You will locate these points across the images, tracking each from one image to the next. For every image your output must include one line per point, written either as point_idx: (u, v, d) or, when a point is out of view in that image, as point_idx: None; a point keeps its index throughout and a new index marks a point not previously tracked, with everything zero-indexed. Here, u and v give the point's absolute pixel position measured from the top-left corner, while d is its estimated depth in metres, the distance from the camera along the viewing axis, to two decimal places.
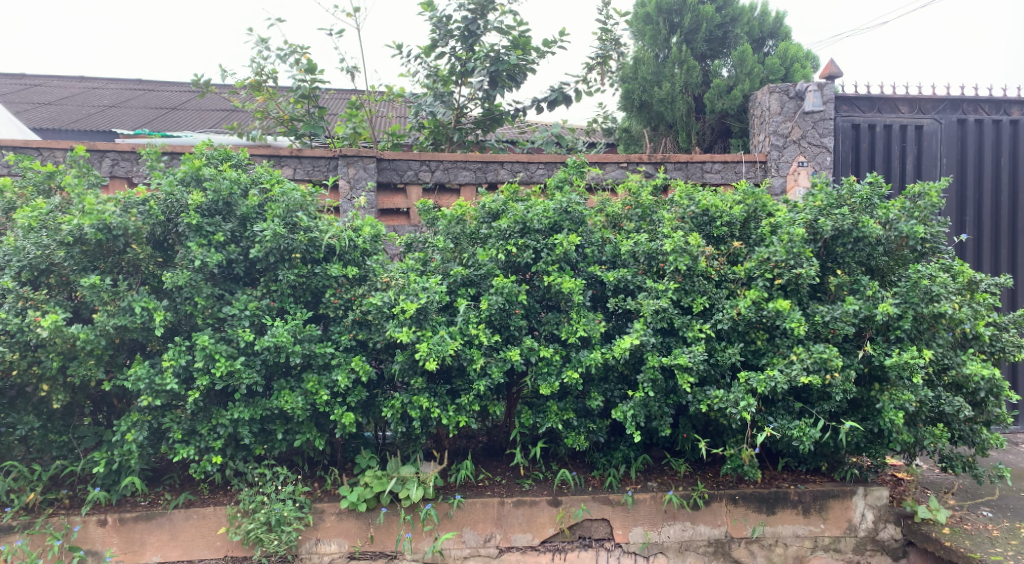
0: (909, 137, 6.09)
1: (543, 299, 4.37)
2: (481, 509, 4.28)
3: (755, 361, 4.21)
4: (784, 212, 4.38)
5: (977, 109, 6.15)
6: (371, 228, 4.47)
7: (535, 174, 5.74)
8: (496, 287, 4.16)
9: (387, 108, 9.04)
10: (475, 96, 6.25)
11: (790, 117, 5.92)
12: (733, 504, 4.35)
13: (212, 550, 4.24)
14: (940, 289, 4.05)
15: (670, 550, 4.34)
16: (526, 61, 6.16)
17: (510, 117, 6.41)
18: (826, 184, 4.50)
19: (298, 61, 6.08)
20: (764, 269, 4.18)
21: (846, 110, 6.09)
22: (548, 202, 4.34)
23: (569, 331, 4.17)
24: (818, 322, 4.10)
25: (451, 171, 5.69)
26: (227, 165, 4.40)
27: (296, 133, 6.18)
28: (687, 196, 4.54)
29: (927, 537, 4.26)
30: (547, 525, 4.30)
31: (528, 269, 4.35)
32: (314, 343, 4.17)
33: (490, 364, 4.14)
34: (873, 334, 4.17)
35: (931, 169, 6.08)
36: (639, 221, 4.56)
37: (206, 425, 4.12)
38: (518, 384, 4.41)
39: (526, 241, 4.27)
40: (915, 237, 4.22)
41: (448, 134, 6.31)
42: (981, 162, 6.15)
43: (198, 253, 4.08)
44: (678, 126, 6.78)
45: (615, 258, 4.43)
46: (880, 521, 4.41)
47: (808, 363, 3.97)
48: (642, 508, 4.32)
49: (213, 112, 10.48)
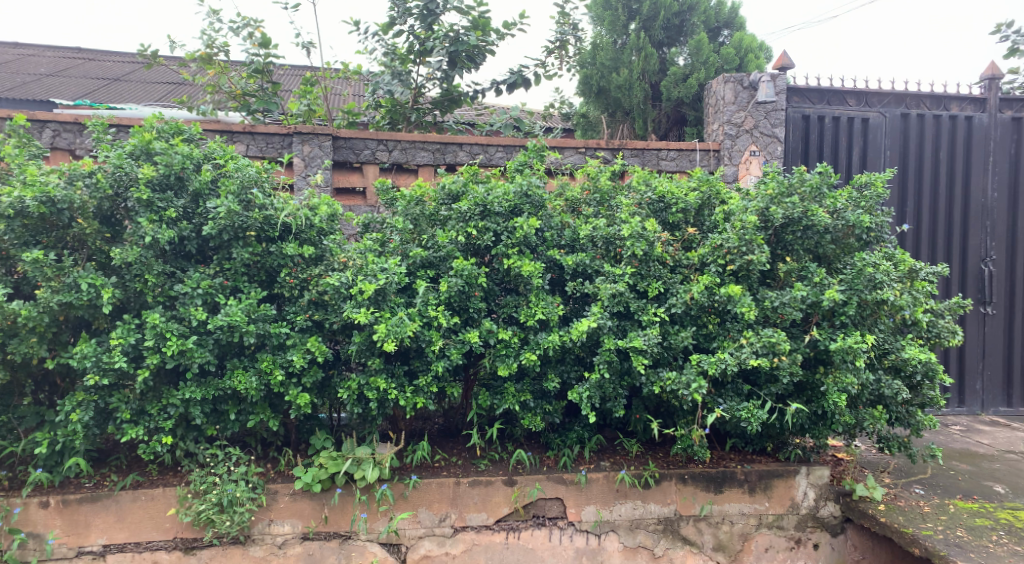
0: (856, 130, 6.30)
1: (502, 281, 4.39)
2: (437, 489, 4.31)
3: (706, 345, 4.33)
4: (736, 200, 4.49)
5: (919, 105, 6.39)
6: (327, 207, 4.41)
7: (494, 157, 5.75)
8: (455, 269, 4.17)
9: (343, 86, 8.89)
10: (433, 76, 6.20)
11: (743, 107, 6.04)
12: (682, 483, 4.47)
13: (161, 532, 4.17)
14: (883, 277, 4.24)
15: (621, 528, 4.45)
16: (486, 43, 6.15)
17: (468, 99, 6.39)
18: (777, 173, 4.62)
19: (252, 35, 5.92)
20: (717, 256, 4.29)
21: (797, 101, 6.25)
22: (509, 185, 4.37)
23: (527, 314, 4.22)
24: (768, 307, 4.23)
25: (409, 151, 5.65)
26: (179, 139, 4.27)
27: (249, 108, 6.03)
28: (644, 182, 4.62)
29: (863, 513, 4.45)
30: (501, 504, 4.36)
31: (487, 252, 4.37)
32: (269, 323, 4.12)
33: (449, 346, 4.16)
34: (818, 319, 4.33)
35: (876, 161, 6.30)
36: (597, 206, 4.62)
37: (157, 405, 4.04)
38: (475, 365, 4.44)
39: (486, 224, 4.26)
40: (860, 226, 4.39)
41: (405, 114, 6.26)
42: (922, 155, 6.39)
43: (148, 229, 3.97)
44: (634, 113, 6.88)
45: (574, 242, 4.49)
46: (821, 499, 4.59)
47: (757, 347, 4.09)
48: (595, 488, 4.41)
49: (159, 85, 10.15)
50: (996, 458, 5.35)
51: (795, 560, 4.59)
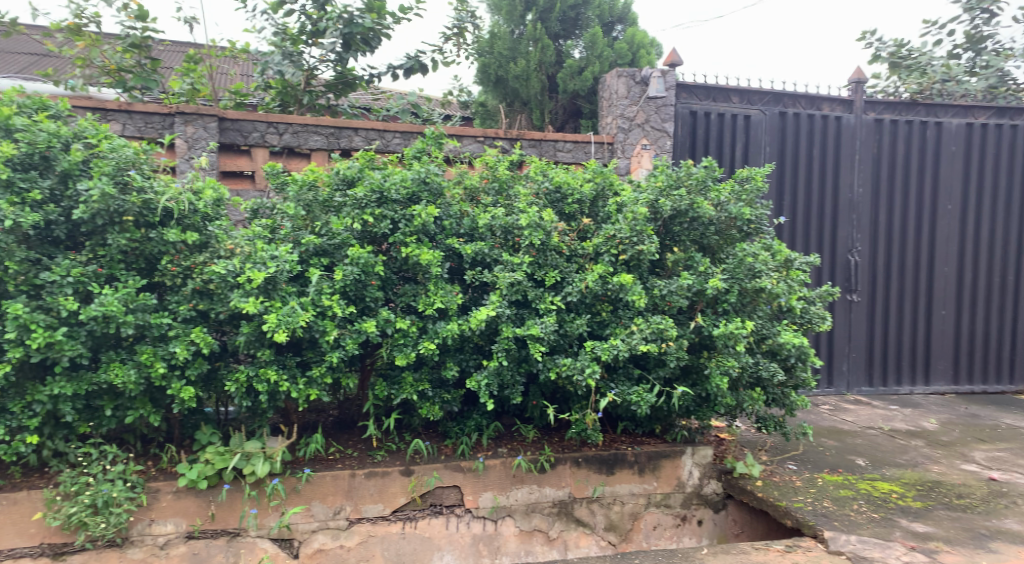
0: (738, 126, 6.63)
1: (399, 270, 4.33)
2: (331, 482, 4.22)
3: (600, 332, 4.45)
4: (629, 192, 4.63)
5: (795, 104, 6.78)
6: (212, 191, 4.20)
7: (391, 143, 5.66)
8: (351, 257, 4.09)
9: (230, 65, 8.51)
10: (326, 58, 6.02)
11: (635, 101, 6.22)
12: (576, 466, 4.58)
13: (25, 538, 3.88)
14: (761, 266, 4.53)
15: (517, 512, 4.51)
16: (382, 26, 6.04)
17: (364, 83, 6.25)
18: (666, 166, 4.80)
19: (126, 6, 5.53)
20: (611, 245, 4.41)
21: (685, 98, 6.52)
22: (406, 172, 4.31)
23: (425, 303, 4.18)
24: (657, 295, 4.40)
25: (301, 135, 5.46)
26: (44, 115, 3.95)
27: (125, 85, 5.65)
28: (541, 172, 4.69)
29: (743, 489, 4.72)
30: (398, 495, 4.32)
31: (384, 240, 4.29)
32: (149, 313, 3.89)
33: (344, 336, 4.07)
34: (703, 306, 4.54)
35: (756, 157, 6.67)
36: (496, 195, 4.63)
37: (20, 402, 3.74)
38: (372, 355, 4.36)
39: (383, 211, 4.20)
40: (741, 218, 4.64)
41: (297, 96, 6.04)
42: (797, 152, 6.80)
43: (9, 212, 3.64)
44: (532, 104, 6.95)
45: (472, 231, 4.47)
46: (705, 477, 4.82)
47: (647, 333, 4.24)
48: (492, 475, 4.45)
49: (21, 55, 9.36)
50: (860, 434, 5.80)
51: (681, 536, 4.81)
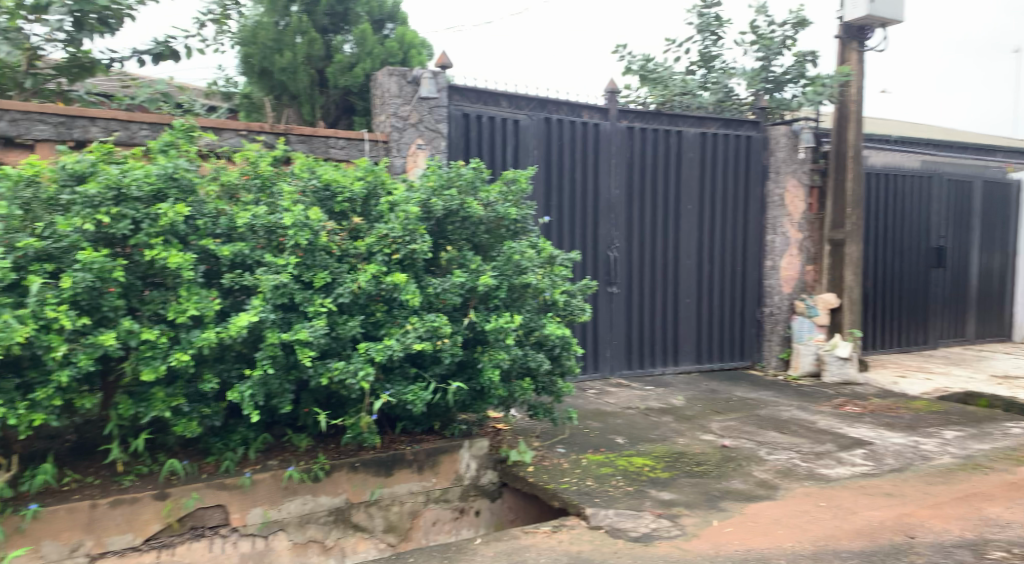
0: (508, 130, 6.90)
1: (146, 275, 3.95)
2: (66, 516, 3.74)
3: (374, 333, 4.38)
4: (400, 190, 4.61)
5: (558, 110, 7.20)
6: None
7: (136, 134, 5.14)
8: (82, 262, 3.63)
9: None
10: (53, 38, 5.32)
11: (408, 100, 6.22)
12: (353, 471, 4.48)
13: None
14: (527, 263, 4.77)
15: (290, 525, 4.31)
16: (121, 6, 5.43)
17: (103, 67, 5.62)
18: (437, 167, 4.85)
19: None
20: (383, 245, 4.37)
21: (456, 99, 6.64)
22: (149, 167, 3.94)
23: (177, 310, 3.84)
24: (430, 293, 4.45)
25: (22, 123, 4.78)
26: None
27: None
28: (308, 170, 4.53)
29: (516, 477, 4.92)
30: (151, 522, 3.94)
31: (126, 242, 3.87)
32: None
33: (76, 352, 3.62)
34: (475, 303, 4.66)
35: (525, 159, 6.99)
36: (258, 193, 4.39)
37: None
38: (114, 371, 3.94)
39: (122, 210, 3.79)
40: (508, 217, 4.83)
41: (17, 79, 5.27)
42: (562, 156, 7.23)
43: None
44: (301, 99, 6.66)
45: (231, 232, 4.21)
46: (481, 468, 4.96)
47: (421, 331, 4.26)
48: (260, 489, 4.21)
49: None
50: (620, 414, 6.31)
51: (460, 528, 4.90)
